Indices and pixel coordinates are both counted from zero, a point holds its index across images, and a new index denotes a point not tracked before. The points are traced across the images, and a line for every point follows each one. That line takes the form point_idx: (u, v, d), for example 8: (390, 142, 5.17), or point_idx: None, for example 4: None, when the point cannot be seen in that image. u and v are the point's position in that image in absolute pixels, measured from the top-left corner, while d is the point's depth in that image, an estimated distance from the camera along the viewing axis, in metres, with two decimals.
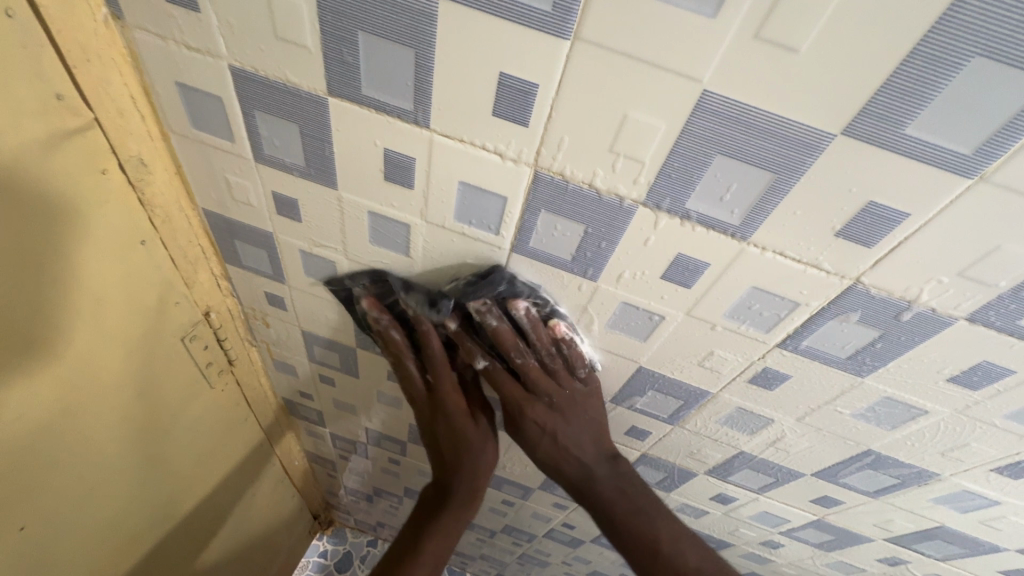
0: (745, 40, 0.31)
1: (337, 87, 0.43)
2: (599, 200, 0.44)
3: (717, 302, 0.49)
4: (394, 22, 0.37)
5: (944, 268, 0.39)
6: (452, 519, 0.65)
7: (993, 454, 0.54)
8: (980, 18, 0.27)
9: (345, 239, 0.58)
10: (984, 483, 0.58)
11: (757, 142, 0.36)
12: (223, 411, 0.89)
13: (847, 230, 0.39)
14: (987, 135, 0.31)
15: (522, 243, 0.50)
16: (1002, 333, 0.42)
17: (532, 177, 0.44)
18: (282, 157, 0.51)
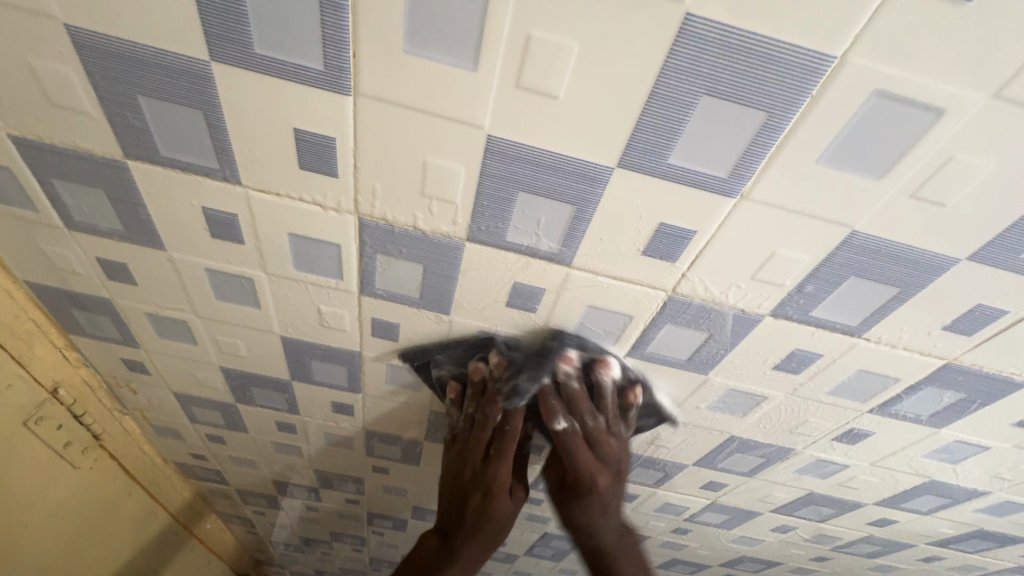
0: (508, 89, 0.33)
1: (135, 152, 0.41)
2: (426, 241, 0.44)
3: (563, 322, 0.51)
4: (173, 86, 0.36)
5: (739, 275, 0.43)
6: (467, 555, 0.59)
7: (829, 425, 0.59)
8: (695, 63, 0.30)
9: (190, 298, 0.55)
10: (831, 451, 0.64)
11: (549, 178, 0.38)
12: (95, 491, 0.81)
13: (649, 249, 0.42)
14: (734, 160, 0.35)
15: (368, 286, 0.50)
16: (801, 324, 0.47)
17: (358, 226, 0.44)
18: (99, 223, 0.48)
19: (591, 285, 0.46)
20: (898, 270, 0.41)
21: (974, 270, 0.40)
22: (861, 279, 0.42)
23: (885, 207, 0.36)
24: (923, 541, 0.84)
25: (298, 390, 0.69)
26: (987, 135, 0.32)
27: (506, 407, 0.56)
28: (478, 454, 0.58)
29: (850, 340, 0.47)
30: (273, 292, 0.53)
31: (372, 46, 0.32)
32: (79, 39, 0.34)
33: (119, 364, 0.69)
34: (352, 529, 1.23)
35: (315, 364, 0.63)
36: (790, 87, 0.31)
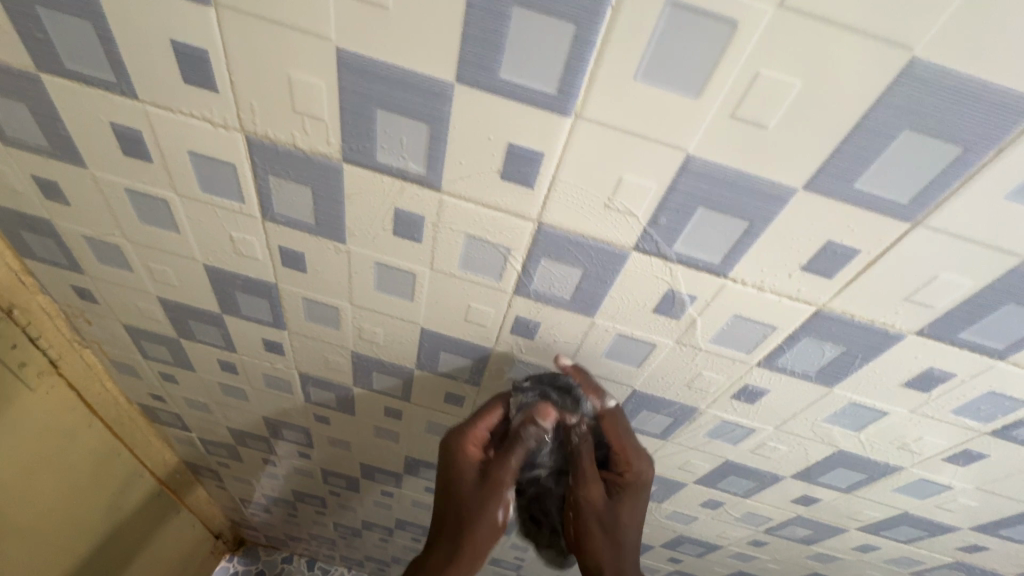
0: (355, 2, 0.50)
1: (150, 60, 0.57)
2: (353, 136, 0.61)
3: (448, 250, 0.72)
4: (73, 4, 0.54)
5: (590, 207, 0.63)
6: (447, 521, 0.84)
7: (724, 346, 0.77)
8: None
9: (184, 187, 0.72)
10: (727, 409, 0.89)
11: (417, 106, 0.57)
12: (55, 412, 1.11)
13: (506, 172, 0.61)
14: (557, 77, 0.52)
15: (316, 187, 0.67)
16: (669, 249, 0.66)
17: (298, 117, 0.60)
18: (120, 119, 0.64)
19: (447, 206, 0.66)
20: (726, 224, 0.62)
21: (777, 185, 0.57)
22: (711, 213, 0.61)
23: (668, 109, 0.53)
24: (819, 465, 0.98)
25: (273, 288, 0.86)
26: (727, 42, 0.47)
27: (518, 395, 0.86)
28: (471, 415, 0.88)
29: (708, 255, 0.66)
30: (246, 184, 0.69)
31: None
32: None
33: (130, 255, 0.85)
34: (321, 457, 1.37)
35: (282, 252, 0.78)
36: (586, 1, 0.47)
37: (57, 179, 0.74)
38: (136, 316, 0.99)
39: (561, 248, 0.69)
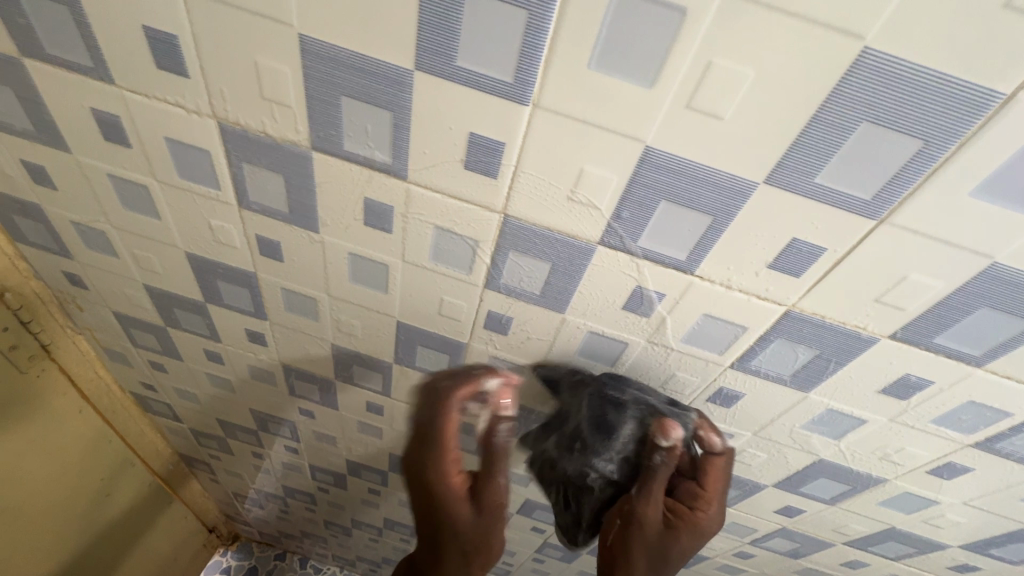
0: (679, 109, 0.36)
1: (322, 193, 0.51)
2: (554, 336, 0.59)
3: (674, 329, 0.53)
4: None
5: (867, 294, 0.44)
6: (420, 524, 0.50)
7: (933, 510, 0.68)
8: (886, 70, 0.32)
9: (356, 344, 0.72)
10: (936, 490, 0.64)
11: (700, 190, 0.41)
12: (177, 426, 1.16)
13: (777, 263, 0.44)
14: (885, 182, 0.37)
15: (495, 323, 0.60)
16: (913, 420, 0.55)
17: (495, 295, 0.56)
18: (276, 238, 0.58)
19: (687, 291, 0.49)
20: (983, 416, 0.52)
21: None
22: (975, 403, 0.51)
23: (978, 290, 0.42)
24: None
25: (396, 370, 0.74)
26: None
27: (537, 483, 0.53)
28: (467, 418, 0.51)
29: (953, 433, 0.55)
30: (410, 303, 0.61)
31: (570, 40, 0.35)
32: (307, 45, 0.40)
33: (250, 350, 0.80)
34: (406, 522, 1.27)
35: (422, 349, 0.68)
36: (937, 158, 0.35)
37: (177, 268, 0.67)
38: (234, 390, 0.93)
39: (773, 409, 0.59)
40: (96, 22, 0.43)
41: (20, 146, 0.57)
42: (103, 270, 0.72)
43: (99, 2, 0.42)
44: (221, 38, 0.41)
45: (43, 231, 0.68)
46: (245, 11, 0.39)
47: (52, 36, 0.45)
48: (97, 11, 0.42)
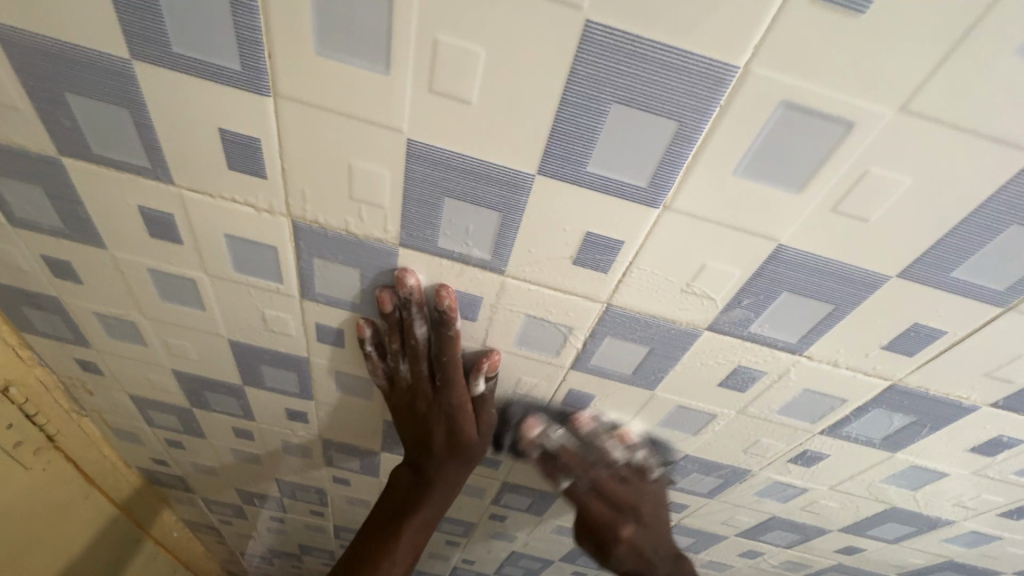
0: (825, 212, 0.35)
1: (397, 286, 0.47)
2: (635, 410, 0.57)
3: (768, 401, 0.52)
4: (413, 103, 0.34)
5: (978, 370, 0.44)
6: (449, 474, 0.64)
7: (995, 544, 0.69)
8: None
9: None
10: (1001, 528, 0.66)
11: (826, 283, 0.40)
12: (185, 496, 1.09)
13: (892, 345, 0.44)
14: (1021, 276, 0.37)
15: (574, 399, 0.57)
16: (994, 472, 0.56)
17: (580, 375, 0.54)
18: (340, 326, 0.54)
19: (791, 368, 0.48)
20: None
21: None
22: None
23: None
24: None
25: None
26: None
27: (423, 398, 0.57)
28: (402, 377, 0.57)
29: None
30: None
31: (720, 148, 0.33)
32: (413, 149, 0.36)
33: (287, 426, 0.75)
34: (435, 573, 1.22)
35: None
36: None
37: (215, 355, 0.62)
38: (260, 462, 0.87)
39: (854, 467, 0.59)
40: (161, 125, 0.38)
41: (44, 242, 0.50)
42: (126, 357, 0.66)
43: (167, 105, 0.37)
44: (314, 143, 0.37)
45: (57, 323, 0.62)
46: (346, 116, 0.35)
47: (104, 137, 0.40)
48: (164, 114, 0.38)
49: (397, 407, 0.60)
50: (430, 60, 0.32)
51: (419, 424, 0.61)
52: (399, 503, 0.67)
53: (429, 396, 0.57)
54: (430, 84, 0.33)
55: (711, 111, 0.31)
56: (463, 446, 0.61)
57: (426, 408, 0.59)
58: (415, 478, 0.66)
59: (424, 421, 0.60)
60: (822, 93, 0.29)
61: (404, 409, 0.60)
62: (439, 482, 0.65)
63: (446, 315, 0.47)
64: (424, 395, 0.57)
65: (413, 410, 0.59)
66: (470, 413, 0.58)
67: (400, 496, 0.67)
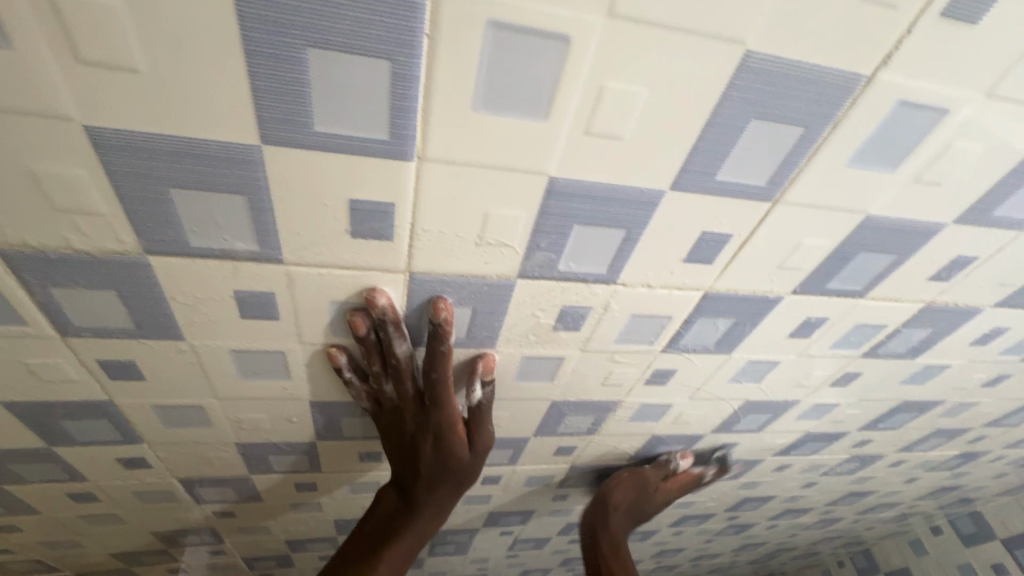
0: (579, 135, 0.34)
1: (367, 305, 0.45)
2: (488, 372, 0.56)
3: (606, 334, 0.53)
4: (66, 80, 0.27)
5: (770, 264, 0.47)
6: (439, 495, 0.61)
7: (837, 410, 0.77)
8: (765, 69, 0.32)
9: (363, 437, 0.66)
10: (837, 396, 0.73)
11: (609, 209, 0.39)
12: None
13: (691, 256, 0.45)
14: (776, 167, 0.38)
15: None
16: (815, 351, 0.61)
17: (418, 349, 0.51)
18: (130, 357, 0.47)
19: (614, 298, 0.48)
20: (866, 333, 0.60)
21: (898, 328, 0.60)
22: (861, 325, 0.58)
23: (859, 239, 0.46)
24: (878, 470, 1.07)
25: (321, 445, 0.66)
26: (919, 204, 0.43)
27: (415, 417, 0.56)
28: (393, 396, 0.55)
29: (848, 350, 0.62)
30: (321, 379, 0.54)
31: (447, 82, 0.30)
32: (100, 137, 0.30)
33: (131, 476, 0.66)
34: None
35: (348, 419, 0.61)
36: (817, 140, 0.37)
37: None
38: (123, 519, 0.77)
39: (702, 374, 0.63)
40: None
41: None
42: None
43: None
44: None
45: None
46: None
47: None
48: None
49: (384, 429, 0.59)
50: (49, 17, 0.25)
51: (402, 447, 0.59)
52: (380, 527, 0.64)
53: (423, 411, 0.56)
54: (72, 52, 0.26)
55: (419, 41, 0.28)
56: (449, 467, 0.59)
57: (417, 429, 0.57)
58: (400, 499, 0.63)
59: (410, 443, 0.58)
60: (524, 7, 0.27)
61: (388, 430, 0.58)
62: (427, 506, 0.62)
63: (440, 330, 0.46)
64: (405, 415, 0.56)
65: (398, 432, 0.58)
66: (454, 432, 0.57)
67: (383, 519, 0.64)
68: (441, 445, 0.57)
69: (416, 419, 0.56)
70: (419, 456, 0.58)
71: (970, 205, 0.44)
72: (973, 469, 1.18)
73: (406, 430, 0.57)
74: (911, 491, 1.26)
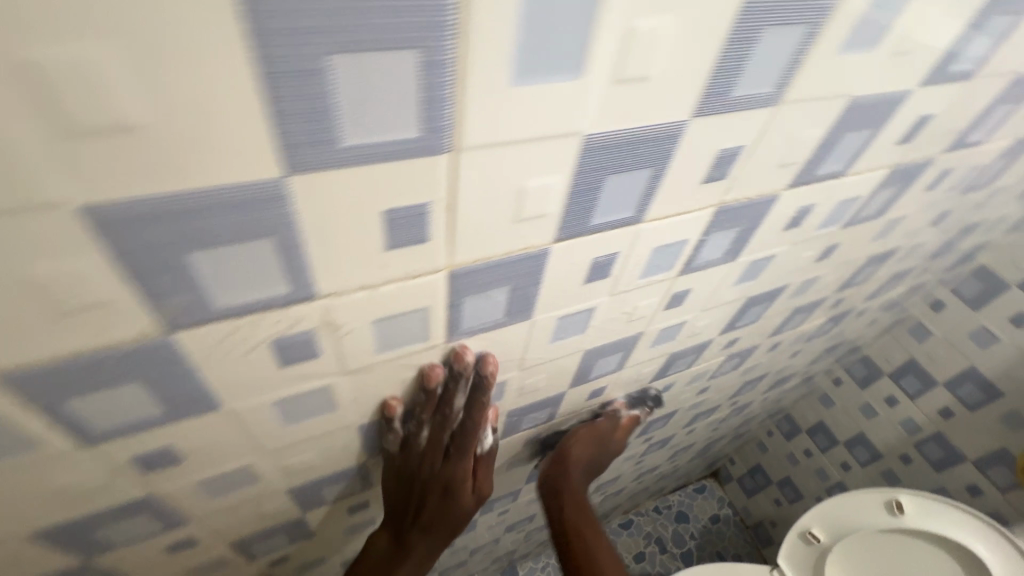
0: (59, 142, 0.22)
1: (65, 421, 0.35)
2: (245, 429, 0.45)
3: (359, 349, 0.43)
4: None
5: (504, 221, 0.38)
6: (439, 541, 0.66)
7: (688, 327, 0.74)
8: None
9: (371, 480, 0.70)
10: (680, 315, 0.69)
11: (220, 220, 0.28)
12: None
13: (395, 241, 0.35)
14: (420, 110, 0.28)
15: (157, 461, 0.44)
16: (626, 285, 0.55)
17: (115, 442, 0.39)
18: None
19: (332, 312, 0.38)
20: (671, 253, 0.54)
21: (702, 239, 0.54)
22: (659, 248, 0.52)
23: (595, 165, 0.37)
24: (760, 357, 1.08)
25: (102, 564, 0.54)
26: (641, 108, 0.35)
27: (437, 466, 0.62)
28: (424, 445, 0.59)
29: (662, 275, 0.57)
30: (1, 520, 0.40)
31: None
32: None
33: None
34: None
35: (107, 531, 0.49)
36: (450, 60, 0.27)
37: None
38: None
39: (516, 345, 0.55)
40: None
41: None
42: None
43: None
44: None
45: None
46: None
47: None
48: None
49: (400, 471, 0.63)
50: None
51: (413, 489, 0.64)
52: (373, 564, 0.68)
53: (445, 460, 0.62)
54: None
55: None
56: (454, 514, 0.65)
57: (436, 476, 0.62)
58: (398, 542, 0.67)
59: (424, 484, 0.63)
60: None
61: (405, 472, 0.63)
62: (423, 547, 0.66)
63: (484, 381, 0.54)
64: (428, 460, 0.61)
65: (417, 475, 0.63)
66: (461, 484, 0.64)
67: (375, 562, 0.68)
68: (451, 490, 0.63)
69: (438, 469, 0.62)
70: (429, 500, 0.64)
71: (703, 94, 0.37)
72: (845, 326, 1.23)
73: (427, 476, 0.62)
74: (801, 361, 1.32)
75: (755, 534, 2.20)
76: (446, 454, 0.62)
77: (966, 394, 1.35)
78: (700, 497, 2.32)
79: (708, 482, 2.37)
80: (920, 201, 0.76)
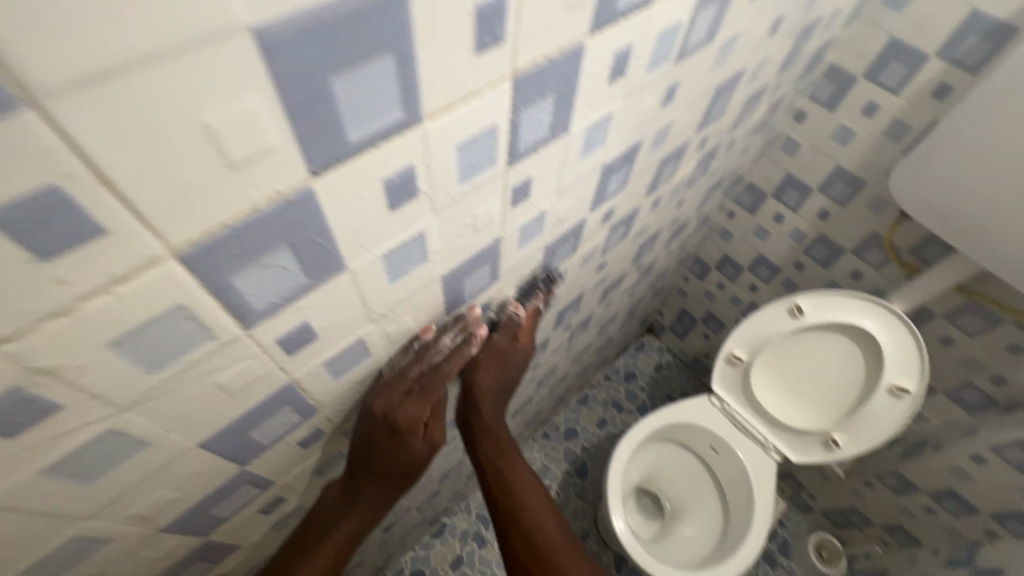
0: None
1: None
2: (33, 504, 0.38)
3: (119, 376, 0.35)
4: None
5: (211, 174, 0.29)
6: (389, 481, 0.76)
7: (552, 215, 0.69)
8: None
9: (288, 471, 0.65)
10: (535, 206, 0.63)
11: None
12: None
13: (47, 244, 0.26)
14: None
15: None
16: (449, 197, 0.48)
17: None
18: None
19: (29, 353, 0.29)
20: (484, 147, 0.46)
21: (514, 120, 0.47)
22: (465, 145, 0.44)
23: (299, 69, 0.28)
24: (647, 217, 1.08)
25: None
26: None
27: (398, 406, 0.66)
28: (404, 381, 0.66)
29: (487, 173, 0.50)
30: None
31: None
32: None
33: None
34: None
35: None
36: None
37: None
38: None
39: (348, 300, 0.48)
40: None
41: None
42: None
43: None
44: None
45: None
46: None
47: None
48: None
49: (364, 404, 0.66)
50: None
51: (368, 427, 0.67)
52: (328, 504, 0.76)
53: (408, 404, 0.67)
54: None
55: None
56: (403, 456, 0.74)
57: (396, 419, 0.67)
58: (352, 481, 0.75)
59: (384, 424, 0.67)
60: None
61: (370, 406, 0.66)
62: (372, 488, 0.76)
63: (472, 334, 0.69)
64: (390, 395, 0.66)
65: (378, 413, 0.66)
66: (417, 433, 0.72)
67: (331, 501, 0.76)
68: (412, 430, 0.71)
69: (399, 410, 0.67)
70: (386, 446, 0.71)
71: None
72: (721, 161, 1.24)
73: (390, 417, 0.67)
74: (690, 207, 1.34)
75: (695, 368, 2.42)
76: (414, 395, 0.68)
77: (837, 192, 1.44)
78: (642, 353, 2.49)
79: (646, 338, 2.53)
80: (749, 12, 0.71)
